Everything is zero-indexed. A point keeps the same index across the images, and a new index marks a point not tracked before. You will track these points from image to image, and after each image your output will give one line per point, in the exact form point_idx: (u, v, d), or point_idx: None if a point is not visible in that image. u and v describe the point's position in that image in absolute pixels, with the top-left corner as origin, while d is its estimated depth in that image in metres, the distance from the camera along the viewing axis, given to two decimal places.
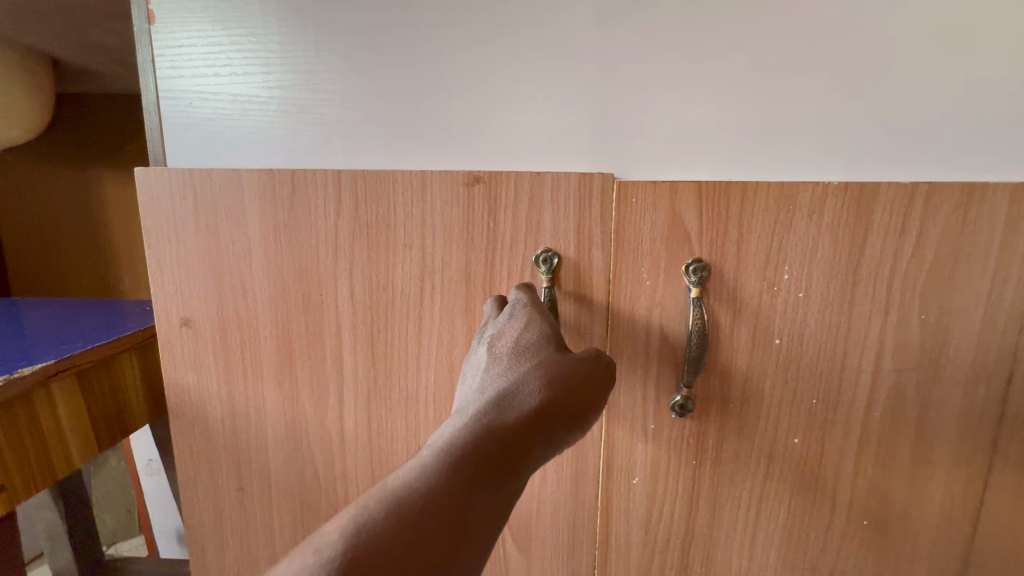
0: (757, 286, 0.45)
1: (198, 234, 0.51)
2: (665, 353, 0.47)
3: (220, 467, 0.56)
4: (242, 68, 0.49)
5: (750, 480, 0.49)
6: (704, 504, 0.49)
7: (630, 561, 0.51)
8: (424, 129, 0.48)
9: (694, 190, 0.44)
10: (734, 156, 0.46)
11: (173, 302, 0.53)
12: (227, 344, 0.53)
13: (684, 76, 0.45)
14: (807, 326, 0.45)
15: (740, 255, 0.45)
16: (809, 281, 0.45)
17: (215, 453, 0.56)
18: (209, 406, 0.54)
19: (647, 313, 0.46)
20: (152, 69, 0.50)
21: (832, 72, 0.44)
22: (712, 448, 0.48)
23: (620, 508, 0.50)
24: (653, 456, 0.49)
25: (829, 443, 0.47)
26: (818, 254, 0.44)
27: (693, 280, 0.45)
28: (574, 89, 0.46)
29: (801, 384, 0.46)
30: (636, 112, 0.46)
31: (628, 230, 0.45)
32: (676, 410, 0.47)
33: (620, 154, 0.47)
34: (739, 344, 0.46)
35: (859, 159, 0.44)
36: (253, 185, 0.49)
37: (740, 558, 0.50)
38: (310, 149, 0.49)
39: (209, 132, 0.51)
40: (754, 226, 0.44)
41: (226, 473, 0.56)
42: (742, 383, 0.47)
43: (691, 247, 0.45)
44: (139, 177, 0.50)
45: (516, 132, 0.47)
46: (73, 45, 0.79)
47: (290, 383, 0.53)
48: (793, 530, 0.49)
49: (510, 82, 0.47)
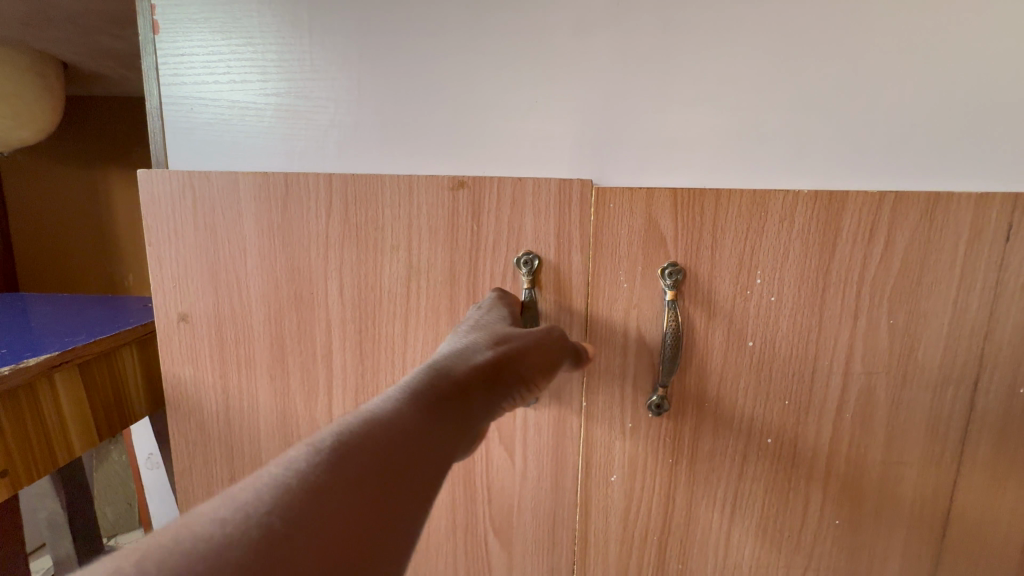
0: (731, 288, 0.47)
1: (197, 234, 0.52)
2: (642, 354, 0.48)
3: (209, 462, 0.57)
4: (241, 76, 0.50)
5: (725, 478, 0.50)
6: (681, 502, 0.51)
7: (608, 557, 0.53)
8: (412, 135, 0.50)
9: (669, 197, 0.45)
10: (709, 164, 0.48)
11: (170, 299, 0.54)
12: (223, 340, 0.54)
13: (661, 87, 0.47)
14: (779, 328, 0.47)
15: (715, 259, 0.46)
16: (781, 285, 0.46)
17: (205, 448, 0.57)
18: (200, 402, 0.56)
19: (625, 314, 0.48)
20: (154, 76, 0.51)
21: (802, 85, 0.46)
22: (688, 446, 0.50)
23: (599, 505, 0.52)
24: (631, 454, 0.50)
25: (802, 443, 0.49)
26: (789, 259, 0.46)
27: (668, 283, 0.46)
28: (556, 98, 0.48)
29: (774, 385, 0.48)
30: (615, 121, 0.48)
31: (605, 234, 0.47)
32: (652, 409, 0.48)
33: (600, 160, 0.49)
34: (714, 346, 0.48)
35: (827, 169, 0.47)
36: (250, 187, 0.50)
37: (716, 555, 0.51)
38: (305, 154, 0.51)
39: (208, 138, 0.52)
40: (727, 232, 0.46)
41: (217, 467, 0.57)
42: (716, 383, 0.48)
43: (666, 251, 0.46)
44: (141, 178, 0.51)
45: (501, 138, 0.49)
46: (72, 48, 0.81)
47: (281, 380, 0.54)
48: (768, 528, 0.51)
49: (494, 90, 0.48)
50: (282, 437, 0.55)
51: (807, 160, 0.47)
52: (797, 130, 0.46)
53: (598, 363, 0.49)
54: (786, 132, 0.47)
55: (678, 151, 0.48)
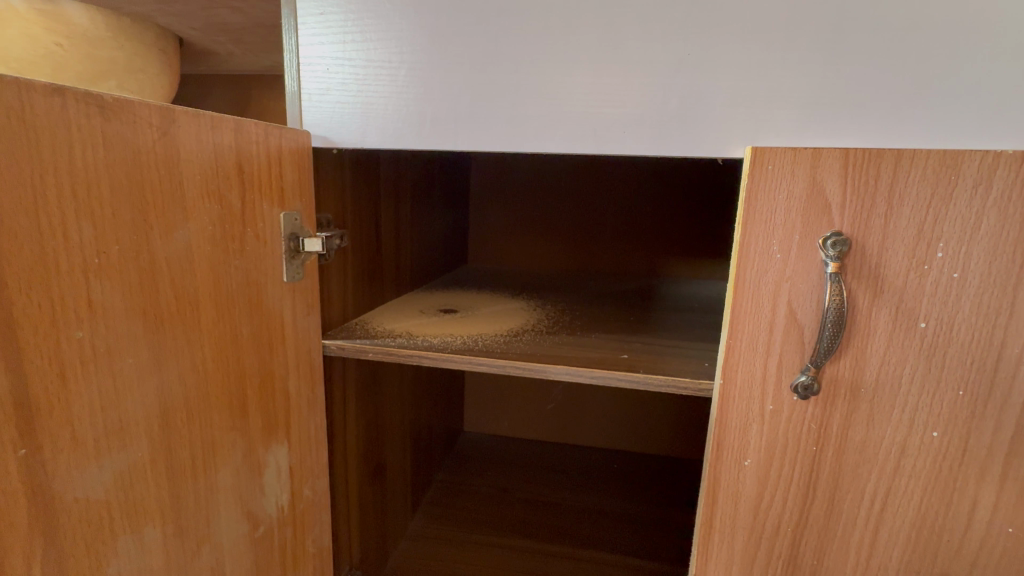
0: (905, 262, 0.42)
1: (209, 197, 0.40)
2: (791, 331, 0.44)
3: (306, 431, 0.57)
4: (377, 34, 0.51)
5: (876, 473, 0.46)
6: (822, 494, 0.47)
7: (734, 547, 0.50)
8: (547, 93, 0.49)
9: (840, 157, 0.41)
10: (883, 123, 0.45)
11: (254, 290, 0.46)
12: (193, 348, 0.40)
13: (827, 40, 0.44)
14: (959, 310, 0.41)
15: (887, 228, 0.41)
16: (967, 260, 0.41)
17: (306, 415, 0.57)
18: (241, 409, 0.46)
19: (775, 289, 0.44)
20: (293, 35, 0.53)
21: (991, 37, 0.42)
22: (837, 435, 0.45)
23: (728, 490, 0.49)
24: (769, 439, 0.47)
25: (976, 439, 0.43)
26: (981, 231, 0.40)
27: (831, 254, 0.42)
28: (707, 52, 0.46)
29: (946, 373, 0.43)
30: (771, 76, 0.45)
31: (759, 199, 0.43)
32: (799, 392, 0.45)
33: (757, 121, 0.46)
34: (877, 328, 0.43)
35: (1010, 128, 0.43)
36: (151, 118, 0.35)
37: (858, 554, 0.48)
38: (436, 116, 0.52)
39: (343, 98, 0.54)
40: (906, 198, 0.41)
41: (307, 431, 0.57)
42: (875, 369, 0.44)
43: (831, 219, 0.42)
44: (304, 136, 0.52)
45: (645, 97, 0.48)
46: (190, 23, 0.83)
47: (105, 443, 0.33)
48: (921, 530, 0.46)
49: (646, 46, 0.47)
50: (118, 523, 0.34)
51: (1003, 121, 0.43)
52: (995, 84, 0.43)
53: (738, 340, 0.45)
54: (980, 86, 0.43)
55: (851, 108, 0.45)
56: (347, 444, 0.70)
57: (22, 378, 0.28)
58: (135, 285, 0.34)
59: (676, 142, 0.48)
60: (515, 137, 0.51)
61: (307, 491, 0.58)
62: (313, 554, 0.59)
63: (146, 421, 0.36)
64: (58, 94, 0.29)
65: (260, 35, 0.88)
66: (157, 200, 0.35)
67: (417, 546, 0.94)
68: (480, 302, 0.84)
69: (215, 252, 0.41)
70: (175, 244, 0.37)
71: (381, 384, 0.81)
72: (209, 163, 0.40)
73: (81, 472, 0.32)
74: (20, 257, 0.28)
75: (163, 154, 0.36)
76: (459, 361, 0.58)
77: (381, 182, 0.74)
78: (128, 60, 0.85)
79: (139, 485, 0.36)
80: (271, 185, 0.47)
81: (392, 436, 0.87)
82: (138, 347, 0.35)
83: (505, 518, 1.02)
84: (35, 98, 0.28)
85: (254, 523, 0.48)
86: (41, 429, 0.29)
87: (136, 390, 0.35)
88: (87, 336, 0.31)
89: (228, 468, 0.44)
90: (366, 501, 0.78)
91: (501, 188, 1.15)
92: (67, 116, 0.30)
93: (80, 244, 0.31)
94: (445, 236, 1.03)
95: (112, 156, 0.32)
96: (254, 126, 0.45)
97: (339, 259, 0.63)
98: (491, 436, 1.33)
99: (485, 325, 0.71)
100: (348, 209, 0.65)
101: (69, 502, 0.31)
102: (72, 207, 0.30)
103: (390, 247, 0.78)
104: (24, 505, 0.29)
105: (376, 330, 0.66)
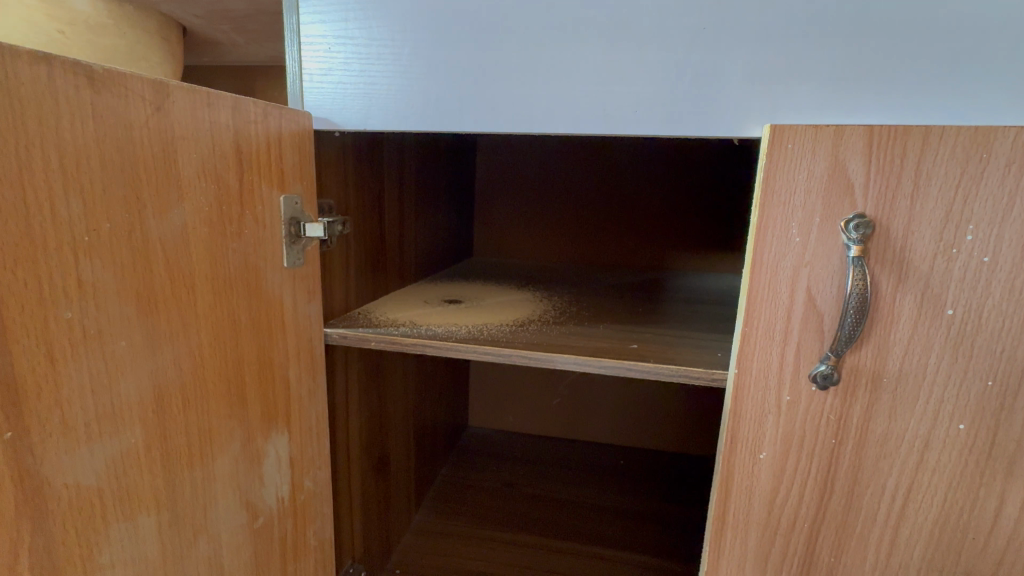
0: (931, 246, 0.40)
1: (204, 176, 0.39)
2: (810, 319, 0.42)
3: (307, 418, 0.55)
4: (379, 12, 0.50)
5: (898, 467, 0.44)
6: (840, 490, 0.45)
7: (747, 544, 0.48)
8: (555, 71, 0.48)
9: (864, 134, 0.39)
10: (908, 101, 0.43)
11: (253, 275, 0.45)
12: (190, 332, 0.39)
13: (850, 16, 0.42)
14: (990, 296, 0.39)
15: (913, 210, 0.39)
16: (997, 243, 0.39)
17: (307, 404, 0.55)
18: (240, 396, 0.45)
19: (793, 275, 0.42)
20: (293, 13, 0.52)
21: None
22: (857, 428, 0.44)
23: (742, 483, 0.47)
24: (786, 432, 0.45)
25: (1004, 432, 0.41)
26: (1014, 212, 0.38)
27: (853, 237, 0.40)
28: (725, 30, 0.44)
29: (974, 363, 0.41)
30: (791, 53, 0.43)
31: (778, 178, 0.41)
32: (817, 381, 0.43)
33: (776, 99, 0.44)
34: (902, 314, 0.41)
35: None
36: (145, 93, 0.34)
37: (877, 552, 0.46)
38: (441, 97, 0.50)
39: (345, 78, 0.52)
40: (934, 177, 0.39)
41: (308, 420, 0.56)
42: (899, 359, 0.42)
43: (854, 200, 0.40)
44: (305, 118, 0.51)
45: (659, 75, 0.46)
46: (192, 10, 0.81)
47: (95, 428, 0.32)
48: (945, 527, 0.44)
49: (661, 23, 0.45)
50: (110, 512, 0.33)
51: None
52: None
53: (754, 328, 0.44)
54: (1011, 64, 0.41)
55: (874, 85, 0.43)
56: (349, 436, 0.69)
57: (8, 358, 0.27)
58: (127, 264, 0.33)
59: (689, 123, 0.46)
60: (521, 118, 0.49)
61: (309, 482, 0.56)
62: (314, 546, 0.58)
63: (141, 406, 0.35)
64: (43, 62, 0.28)
65: (264, 23, 0.87)
66: (150, 176, 0.34)
67: (420, 540, 0.93)
68: (485, 292, 0.82)
69: (212, 234, 0.40)
70: (170, 224, 0.36)
71: (384, 376, 0.79)
72: (205, 141, 0.39)
73: (72, 458, 0.30)
74: (5, 232, 0.26)
75: (158, 130, 0.35)
76: (464, 351, 0.57)
77: (384, 169, 0.72)
78: (130, 47, 0.83)
79: (132, 473, 0.34)
80: (271, 167, 0.46)
81: (395, 429, 0.85)
82: (131, 330, 0.34)
83: (511, 514, 1.01)
84: (20, 66, 0.27)
85: (254, 514, 0.47)
86: (28, 412, 0.28)
87: (130, 374, 0.34)
88: (77, 317, 0.30)
89: (226, 456, 0.43)
90: (369, 494, 0.77)
91: (507, 179, 1.13)
92: (55, 86, 0.28)
93: (69, 220, 0.29)
94: (450, 228, 1.01)
95: (102, 130, 0.31)
96: (252, 105, 0.43)
97: (341, 246, 0.62)
98: (496, 431, 1.31)
99: (490, 315, 0.69)
100: (350, 196, 0.63)
101: (58, 489, 0.30)
102: (61, 183, 0.29)
103: (394, 236, 0.77)
104: (11, 490, 0.27)
105: (379, 320, 0.64)
